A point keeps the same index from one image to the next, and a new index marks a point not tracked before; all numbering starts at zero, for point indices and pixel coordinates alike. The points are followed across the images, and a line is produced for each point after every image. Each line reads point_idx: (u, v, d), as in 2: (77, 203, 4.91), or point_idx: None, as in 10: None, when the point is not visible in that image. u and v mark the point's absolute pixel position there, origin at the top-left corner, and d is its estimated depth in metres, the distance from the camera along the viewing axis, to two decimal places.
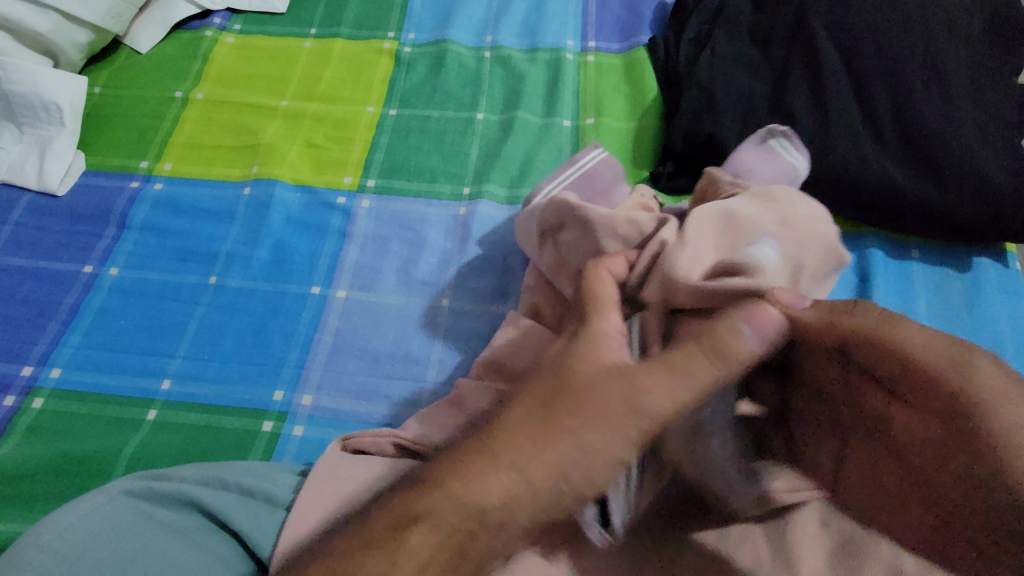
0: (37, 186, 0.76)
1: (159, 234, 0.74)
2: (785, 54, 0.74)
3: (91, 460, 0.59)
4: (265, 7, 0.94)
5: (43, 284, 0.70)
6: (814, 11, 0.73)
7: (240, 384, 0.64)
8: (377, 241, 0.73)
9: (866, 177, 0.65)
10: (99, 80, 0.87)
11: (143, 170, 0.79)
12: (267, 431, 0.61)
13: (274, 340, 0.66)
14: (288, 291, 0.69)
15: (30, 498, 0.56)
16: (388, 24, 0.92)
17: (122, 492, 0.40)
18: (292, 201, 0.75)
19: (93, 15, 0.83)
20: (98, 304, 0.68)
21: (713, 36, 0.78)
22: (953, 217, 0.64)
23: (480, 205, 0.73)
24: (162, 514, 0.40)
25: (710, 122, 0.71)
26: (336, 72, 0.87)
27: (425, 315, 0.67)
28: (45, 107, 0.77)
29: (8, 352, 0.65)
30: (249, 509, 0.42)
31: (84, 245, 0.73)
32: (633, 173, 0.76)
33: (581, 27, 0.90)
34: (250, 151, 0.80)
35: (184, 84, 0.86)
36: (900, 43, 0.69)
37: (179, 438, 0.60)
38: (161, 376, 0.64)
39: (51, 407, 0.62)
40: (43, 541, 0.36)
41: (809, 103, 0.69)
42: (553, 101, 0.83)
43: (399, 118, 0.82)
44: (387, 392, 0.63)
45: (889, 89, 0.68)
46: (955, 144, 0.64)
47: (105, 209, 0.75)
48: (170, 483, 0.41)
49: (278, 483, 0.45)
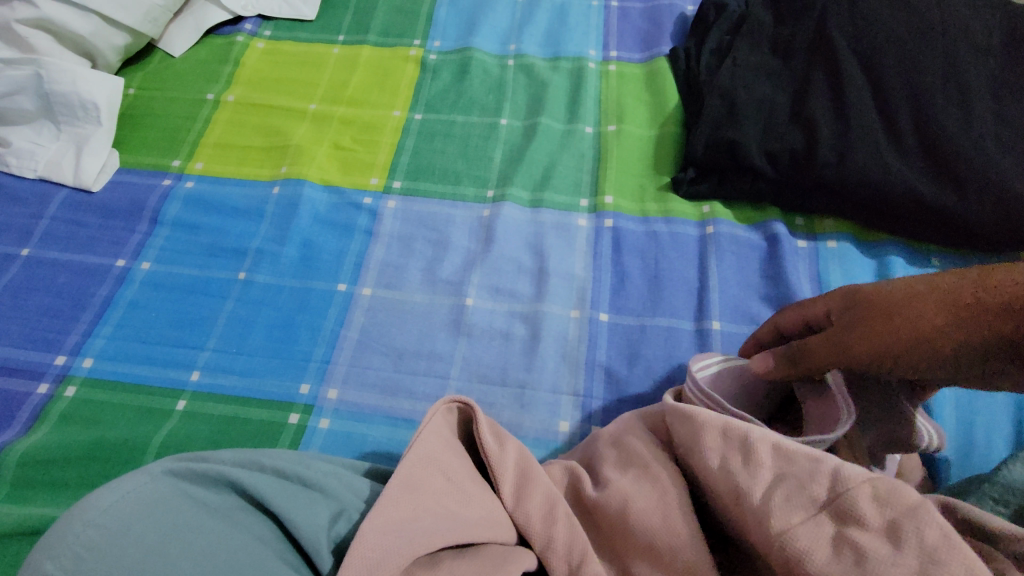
0: (73, 182, 0.78)
1: (190, 230, 0.75)
2: (806, 64, 0.75)
3: (124, 446, 0.60)
4: (295, 15, 0.97)
5: (77, 276, 0.71)
6: (836, 23, 0.75)
7: (268, 376, 0.65)
8: (403, 241, 0.74)
9: (888, 187, 0.65)
10: (134, 82, 0.89)
11: (175, 168, 0.81)
12: (294, 423, 0.62)
13: (301, 335, 0.67)
14: (315, 288, 0.71)
15: (60, 483, 0.57)
16: (414, 32, 0.95)
17: (162, 472, 0.41)
18: (319, 200, 0.77)
19: (132, 19, 0.85)
20: (131, 297, 0.70)
21: (734, 46, 0.79)
22: (973, 224, 0.65)
23: (504, 207, 0.75)
24: (201, 493, 0.41)
25: (732, 130, 0.72)
26: (364, 77, 0.89)
27: (449, 313, 0.68)
28: (84, 106, 0.80)
29: (42, 341, 0.67)
30: (285, 491, 0.43)
31: (117, 240, 0.75)
32: (654, 178, 0.77)
33: (603, 38, 0.92)
34: (279, 151, 0.82)
35: (215, 87, 0.89)
36: (920, 55, 0.71)
37: (208, 429, 0.61)
38: (191, 367, 0.65)
39: (85, 396, 0.64)
40: (89, 516, 0.37)
41: (830, 113, 0.70)
42: (575, 108, 0.84)
43: (424, 122, 0.84)
44: (411, 387, 0.64)
45: (910, 99, 0.69)
46: (977, 154, 0.65)
47: (138, 205, 0.77)
48: (209, 465, 0.42)
49: (311, 468, 0.46)
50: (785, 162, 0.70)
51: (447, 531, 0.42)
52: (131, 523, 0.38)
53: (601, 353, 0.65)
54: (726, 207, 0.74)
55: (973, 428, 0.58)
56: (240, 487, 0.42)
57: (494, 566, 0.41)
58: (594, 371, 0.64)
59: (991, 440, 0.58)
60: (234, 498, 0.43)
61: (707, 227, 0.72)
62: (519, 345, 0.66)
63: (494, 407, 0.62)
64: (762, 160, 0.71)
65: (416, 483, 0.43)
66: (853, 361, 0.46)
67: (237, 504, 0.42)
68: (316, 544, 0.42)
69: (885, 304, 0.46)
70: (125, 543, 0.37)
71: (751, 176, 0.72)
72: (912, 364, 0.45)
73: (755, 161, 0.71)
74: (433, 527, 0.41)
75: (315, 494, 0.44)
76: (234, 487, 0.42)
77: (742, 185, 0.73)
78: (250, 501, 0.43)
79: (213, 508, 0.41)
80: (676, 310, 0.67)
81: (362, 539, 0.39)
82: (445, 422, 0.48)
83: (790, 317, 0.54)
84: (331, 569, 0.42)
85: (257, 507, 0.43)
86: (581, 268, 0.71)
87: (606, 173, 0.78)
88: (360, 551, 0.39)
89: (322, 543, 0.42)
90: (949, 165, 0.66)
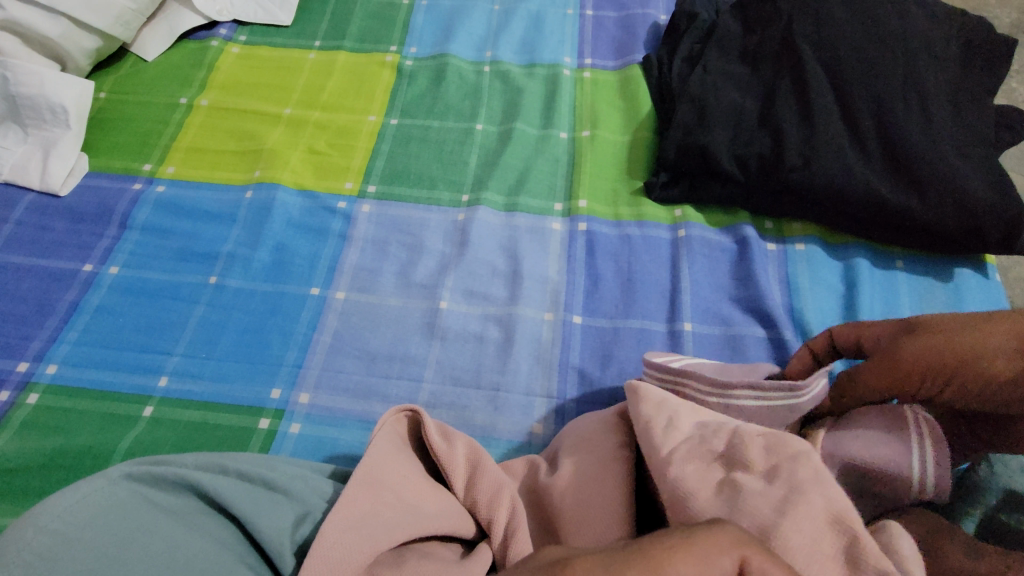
0: (39, 186, 0.76)
1: (161, 235, 0.74)
2: (773, 72, 0.77)
3: (87, 454, 0.59)
4: (272, 20, 0.97)
5: (42, 282, 0.70)
6: (801, 30, 0.77)
7: (238, 381, 0.64)
8: (377, 244, 0.74)
9: (852, 189, 0.67)
10: (105, 86, 0.88)
11: (146, 172, 0.80)
12: (264, 429, 0.61)
13: (272, 339, 0.67)
14: (287, 292, 0.70)
15: (20, 493, 0.56)
16: (390, 38, 0.95)
17: (121, 476, 0.40)
18: (292, 204, 0.77)
19: (103, 23, 0.84)
20: (97, 302, 0.69)
21: (704, 54, 0.81)
22: (934, 226, 0.67)
23: (479, 211, 0.75)
24: (161, 497, 0.41)
25: (702, 134, 0.73)
26: (339, 83, 0.89)
27: (424, 316, 0.68)
28: (51, 109, 0.79)
29: (4, 347, 0.65)
30: (249, 494, 0.43)
31: (84, 244, 0.73)
32: (628, 182, 0.78)
33: (578, 45, 0.94)
34: (252, 156, 0.82)
35: (189, 91, 0.88)
36: (881, 61, 0.73)
37: (176, 434, 0.60)
38: (159, 373, 0.64)
39: (47, 403, 0.62)
40: (41, 522, 0.36)
41: (797, 118, 0.72)
42: (550, 114, 0.85)
43: (400, 127, 0.85)
44: (384, 391, 0.64)
45: (873, 104, 0.71)
46: (935, 158, 0.67)
47: (107, 209, 0.76)
48: (170, 468, 0.42)
49: (277, 470, 0.45)
50: (754, 166, 0.72)
51: (408, 523, 0.42)
52: (85, 530, 0.37)
53: (574, 354, 0.65)
54: (696, 210, 0.75)
55: None
56: (202, 491, 0.41)
57: (456, 564, 0.42)
58: (568, 373, 0.64)
59: None
60: (194, 501, 0.42)
61: (679, 230, 0.73)
62: (493, 348, 0.66)
63: (468, 410, 0.62)
64: (731, 164, 0.72)
65: (376, 478, 0.44)
66: (895, 381, 0.48)
67: (198, 507, 0.42)
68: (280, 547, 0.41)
69: (968, 349, 0.45)
70: (79, 549, 0.36)
71: (721, 180, 0.73)
72: (982, 398, 0.46)
73: (726, 165, 0.72)
74: (393, 520, 0.42)
75: (279, 498, 0.44)
76: (197, 490, 0.42)
77: (713, 189, 0.74)
78: (212, 505, 0.42)
79: (173, 512, 0.41)
80: (648, 312, 0.68)
81: (323, 537, 0.40)
82: (395, 430, 0.48)
83: (876, 373, 0.50)
84: (294, 570, 0.41)
85: (219, 510, 0.42)
86: (555, 271, 0.71)
87: (581, 178, 0.79)
88: (320, 548, 0.39)
89: (285, 546, 0.41)
90: (909, 168, 0.67)
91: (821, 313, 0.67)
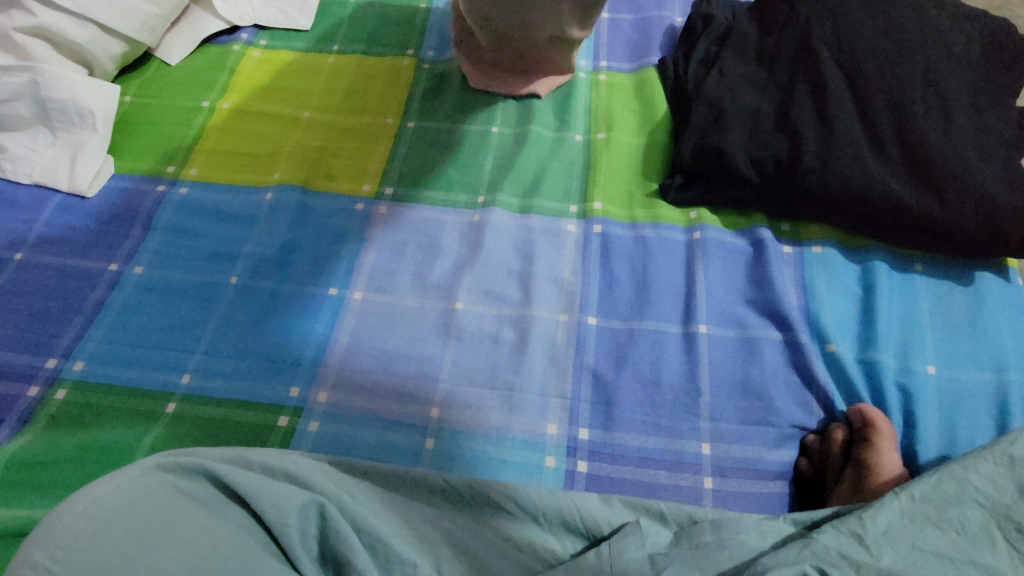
0: (67, 187, 0.79)
1: (184, 237, 0.76)
2: (791, 73, 0.75)
3: (114, 449, 0.61)
4: (291, 24, 0.98)
5: (70, 280, 0.72)
6: (820, 31, 0.75)
7: (259, 379, 0.65)
8: (394, 245, 0.75)
9: (870, 195, 0.67)
10: (130, 90, 0.90)
11: (170, 174, 0.82)
12: (283, 425, 0.62)
13: (292, 338, 0.68)
14: (306, 292, 0.71)
15: (47, 485, 0.58)
16: (407, 42, 0.95)
17: (152, 466, 0.44)
18: (313, 206, 0.78)
19: (129, 28, 0.86)
20: (122, 300, 0.71)
21: (721, 55, 0.79)
22: (953, 230, 0.66)
23: (493, 212, 0.76)
24: (189, 487, 0.45)
25: (717, 137, 0.73)
26: (357, 87, 0.90)
27: (458, 320, 0.68)
28: (79, 113, 0.81)
29: (34, 344, 0.67)
30: (273, 485, 0.47)
31: (111, 245, 0.75)
32: (642, 185, 0.78)
33: (593, 48, 0.93)
34: (273, 158, 0.83)
35: (211, 95, 0.90)
36: (902, 64, 0.71)
37: (198, 430, 0.62)
38: (181, 370, 0.66)
39: (74, 399, 0.64)
40: (79, 508, 0.39)
41: (814, 122, 0.71)
42: (564, 115, 0.85)
43: (418, 129, 0.85)
44: (400, 390, 0.64)
45: (891, 107, 0.70)
46: (957, 162, 0.66)
47: (132, 210, 0.78)
48: (195, 459, 0.46)
49: (298, 463, 0.51)
50: (771, 170, 0.71)
51: None
52: (112, 508, 0.40)
53: (589, 356, 0.66)
54: (713, 215, 0.75)
55: (954, 431, 0.59)
56: (220, 479, 0.46)
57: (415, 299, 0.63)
58: (581, 378, 0.64)
59: (972, 439, 0.59)
60: (215, 490, 0.46)
61: (694, 232, 0.73)
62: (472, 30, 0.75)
63: (482, 409, 0.63)
64: (748, 167, 0.72)
65: None
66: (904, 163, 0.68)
67: (219, 496, 0.46)
68: (283, 522, 0.45)
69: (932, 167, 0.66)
70: (115, 533, 0.39)
71: (737, 184, 0.73)
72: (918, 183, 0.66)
73: (742, 169, 0.71)
74: None
75: (276, 492, 0.46)
76: (215, 478, 0.46)
77: (729, 193, 0.74)
78: (229, 494, 0.46)
79: (198, 499, 0.44)
80: (662, 314, 0.68)
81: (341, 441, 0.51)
82: None
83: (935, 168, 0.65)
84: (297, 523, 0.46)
85: (237, 500, 0.46)
86: (568, 272, 0.71)
87: (596, 179, 0.79)
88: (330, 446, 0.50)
89: (288, 522, 0.45)
90: (929, 171, 0.67)
91: (838, 316, 0.67)
